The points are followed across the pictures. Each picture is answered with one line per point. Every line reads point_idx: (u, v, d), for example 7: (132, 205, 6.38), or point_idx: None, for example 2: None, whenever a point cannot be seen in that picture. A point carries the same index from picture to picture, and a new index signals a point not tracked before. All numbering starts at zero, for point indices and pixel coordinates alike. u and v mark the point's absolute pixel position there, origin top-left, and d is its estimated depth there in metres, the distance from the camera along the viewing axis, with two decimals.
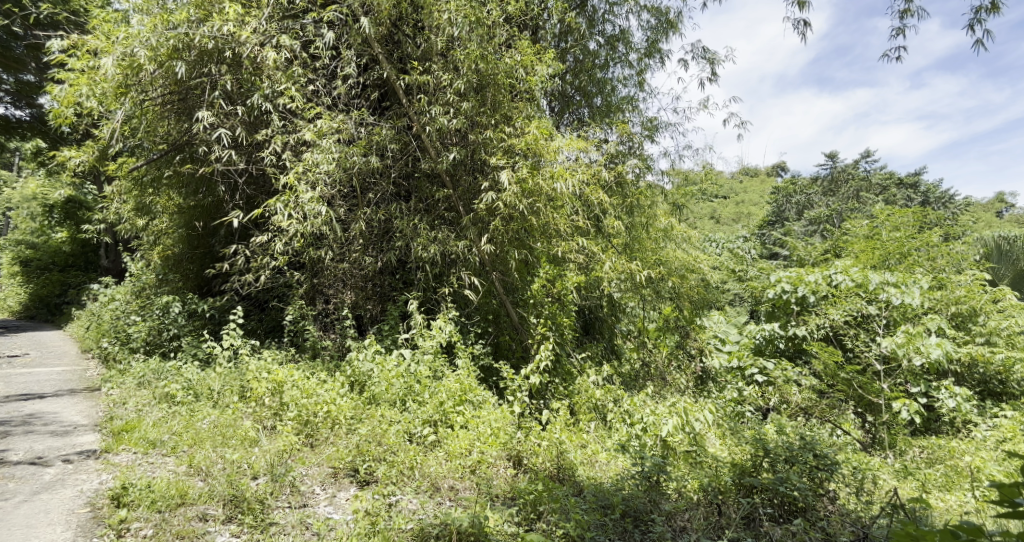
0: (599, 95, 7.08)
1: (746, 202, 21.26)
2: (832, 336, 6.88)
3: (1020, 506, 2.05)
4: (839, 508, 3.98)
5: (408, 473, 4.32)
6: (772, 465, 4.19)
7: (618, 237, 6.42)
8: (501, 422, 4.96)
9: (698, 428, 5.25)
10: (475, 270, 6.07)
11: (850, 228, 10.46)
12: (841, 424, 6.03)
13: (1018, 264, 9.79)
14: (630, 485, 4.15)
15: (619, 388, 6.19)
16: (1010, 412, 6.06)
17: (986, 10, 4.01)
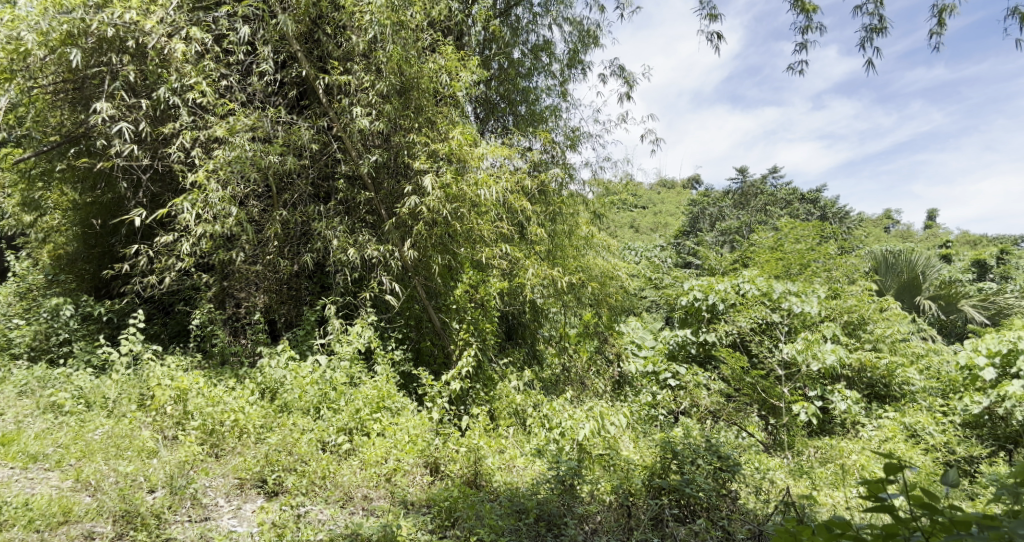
0: (523, 103, 7.15)
1: (663, 213, 21.99)
2: (739, 342, 7.20)
3: (886, 501, 2.13)
4: (739, 506, 4.13)
5: (319, 483, 4.20)
6: (679, 467, 4.32)
7: (540, 244, 6.49)
8: (419, 429, 4.91)
9: (614, 431, 5.37)
10: (396, 275, 5.99)
11: (757, 239, 11.00)
12: (746, 426, 6.29)
13: (902, 277, 10.48)
14: (545, 489, 4.19)
15: (539, 393, 6.25)
16: (893, 413, 6.51)
17: (876, 30, 4.30)
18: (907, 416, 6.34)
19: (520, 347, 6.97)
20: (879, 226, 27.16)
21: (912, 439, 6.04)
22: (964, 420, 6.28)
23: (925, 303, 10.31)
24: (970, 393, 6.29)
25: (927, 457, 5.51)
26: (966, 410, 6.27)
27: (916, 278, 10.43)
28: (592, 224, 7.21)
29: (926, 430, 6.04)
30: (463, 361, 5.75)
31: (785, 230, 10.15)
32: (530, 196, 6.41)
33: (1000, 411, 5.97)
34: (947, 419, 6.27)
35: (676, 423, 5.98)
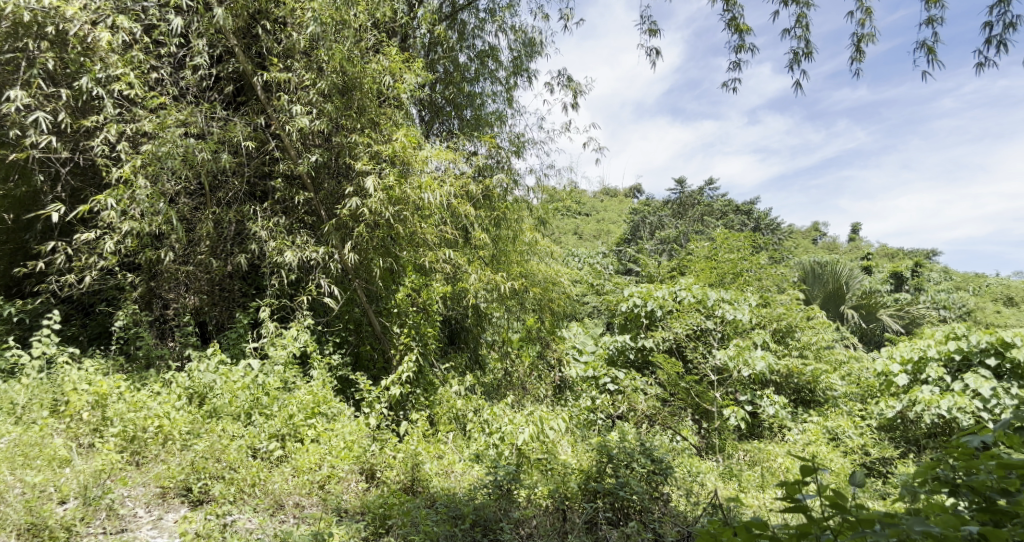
0: (469, 107, 7.14)
1: (606, 221, 22.35)
2: (676, 349, 7.33)
3: (803, 502, 2.16)
4: (670, 509, 4.22)
5: (248, 491, 4.07)
6: (614, 471, 4.38)
7: (483, 249, 6.48)
8: (355, 435, 4.82)
9: (553, 435, 5.40)
10: (335, 278, 5.89)
11: (693, 249, 11.30)
12: (680, 430, 6.50)
13: (828, 287, 10.91)
14: (482, 494, 4.18)
15: (480, 398, 6.25)
16: (816, 417, 6.79)
17: (802, 54, 4.50)
18: (830, 420, 6.62)
19: (463, 351, 7.13)
20: (806, 239, 28.30)
21: (833, 442, 6.31)
22: (880, 424, 6.61)
23: (849, 312, 10.78)
24: (886, 398, 6.63)
25: (846, 459, 5.76)
26: (882, 414, 6.61)
27: (841, 288, 10.88)
28: (536, 231, 7.26)
29: (846, 433, 6.32)
30: (404, 367, 5.70)
31: (719, 240, 10.46)
32: (474, 200, 6.41)
33: (912, 415, 6.31)
34: (865, 422, 6.58)
35: (613, 427, 6.07)
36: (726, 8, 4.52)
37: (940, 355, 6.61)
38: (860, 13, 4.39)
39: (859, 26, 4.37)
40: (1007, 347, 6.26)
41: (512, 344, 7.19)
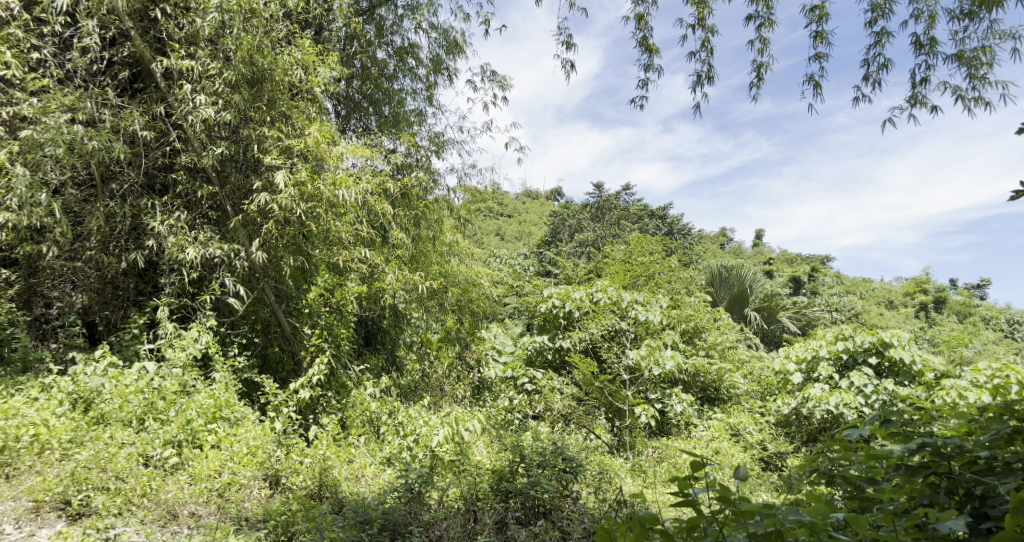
0: (387, 104, 7.00)
1: (526, 222, 22.57)
2: (591, 349, 7.50)
3: (689, 494, 2.18)
4: (579, 506, 4.31)
5: (136, 501, 3.83)
6: (526, 470, 4.43)
7: (402, 249, 6.43)
8: (259, 440, 4.65)
9: (468, 437, 5.41)
10: (242, 276, 5.63)
11: (608, 251, 11.58)
12: (594, 428, 6.55)
13: (734, 290, 11.40)
14: (391, 498, 4.13)
15: (395, 400, 6.23)
16: (720, 414, 7.14)
17: (706, 76, 4.70)
18: (732, 417, 6.96)
19: (379, 353, 7.10)
20: (714, 242, 29.56)
21: (734, 437, 6.62)
22: (777, 420, 7.00)
23: (752, 315, 11.34)
24: (784, 396, 7.02)
25: (745, 454, 6.07)
26: (778, 411, 6.99)
27: (745, 291, 11.41)
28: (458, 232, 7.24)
29: (746, 429, 6.65)
30: (314, 369, 5.53)
31: (633, 244, 10.75)
32: (392, 198, 6.31)
33: (804, 411, 6.69)
34: (763, 418, 6.96)
35: (529, 427, 6.10)
36: (637, 27, 4.66)
37: (830, 354, 7.08)
38: (759, 42, 4.64)
39: (758, 54, 4.62)
40: (886, 346, 6.79)
41: (432, 346, 7.08)
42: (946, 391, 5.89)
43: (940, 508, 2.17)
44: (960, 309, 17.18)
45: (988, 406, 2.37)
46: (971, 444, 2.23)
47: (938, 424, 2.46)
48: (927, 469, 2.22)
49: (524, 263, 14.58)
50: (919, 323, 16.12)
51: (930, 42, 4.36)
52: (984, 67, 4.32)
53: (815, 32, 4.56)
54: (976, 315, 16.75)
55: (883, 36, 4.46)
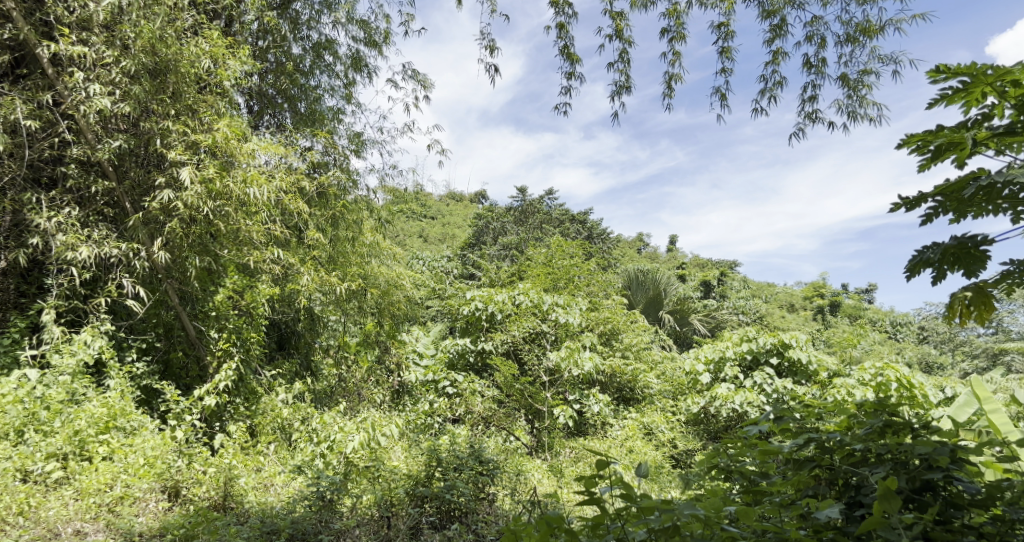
0: (303, 101, 6.78)
1: (448, 224, 22.43)
2: (512, 351, 7.67)
3: (594, 492, 2.19)
4: (495, 509, 4.34)
5: (12, 520, 3.55)
6: (442, 474, 4.42)
7: (318, 249, 6.32)
8: (158, 450, 4.42)
9: (384, 442, 5.36)
10: (141, 278, 5.33)
11: (530, 254, 11.72)
12: (513, 431, 6.65)
13: (649, 293, 11.76)
14: (301, 507, 4.01)
15: (309, 406, 6.10)
16: (635, 414, 7.36)
17: (622, 86, 4.85)
18: (646, 416, 7.19)
19: (293, 357, 6.91)
20: (631, 246, 30.39)
21: (648, 436, 6.85)
22: (687, 418, 7.27)
23: (666, 317, 11.70)
24: (693, 395, 7.30)
25: (657, 452, 6.26)
26: (689, 410, 7.27)
27: (660, 295, 11.77)
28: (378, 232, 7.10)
29: (659, 428, 6.88)
30: (221, 375, 5.28)
31: (554, 247, 10.92)
32: (307, 197, 6.15)
33: (712, 409, 6.99)
34: (674, 418, 7.22)
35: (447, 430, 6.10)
36: (558, 35, 4.75)
37: (736, 355, 7.43)
38: (669, 55, 4.85)
39: (669, 65, 4.83)
40: (786, 347, 7.28)
41: (350, 350, 7.03)
42: (837, 389, 6.31)
43: (821, 499, 2.35)
44: (852, 312, 18.46)
45: (865, 402, 2.55)
46: (849, 437, 2.40)
47: (823, 422, 2.63)
48: (812, 462, 2.40)
49: (446, 266, 14.50)
50: (816, 325, 17.17)
51: (821, 63, 4.67)
52: (865, 89, 4.68)
53: (720, 47, 4.80)
54: (865, 317, 18.05)
55: (779, 54, 4.75)
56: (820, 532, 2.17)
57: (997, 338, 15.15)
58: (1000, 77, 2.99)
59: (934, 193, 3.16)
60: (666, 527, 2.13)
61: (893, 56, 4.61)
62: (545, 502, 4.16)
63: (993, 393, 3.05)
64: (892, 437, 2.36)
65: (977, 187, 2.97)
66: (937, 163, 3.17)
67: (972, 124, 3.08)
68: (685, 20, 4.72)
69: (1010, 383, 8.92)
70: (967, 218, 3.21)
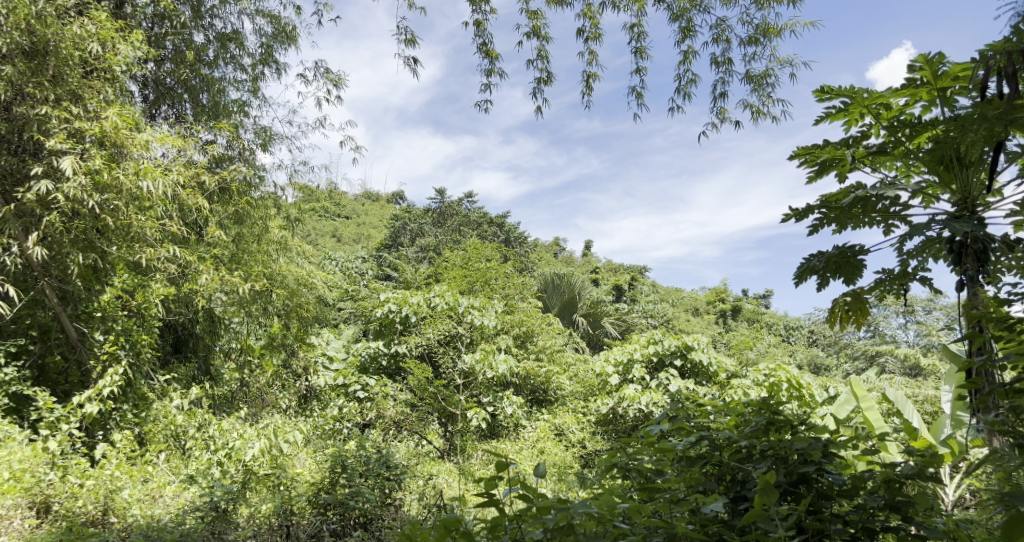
0: (205, 91, 6.43)
1: (363, 223, 21.96)
2: (427, 354, 7.58)
3: (495, 495, 2.13)
4: (401, 514, 4.33)
5: None
6: (347, 480, 4.30)
7: (219, 247, 6.01)
8: (27, 463, 4.03)
9: (287, 448, 5.18)
10: (13, 275, 4.92)
11: (447, 256, 11.67)
12: (425, 434, 6.61)
13: (564, 296, 12.00)
14: (192, 519, 3.80)
15: (206, 412, 5.84)
16: (547, 415, 7.46)
17: (542, 82, 4.92)
18: (557, 417, 7.29)
19: (190, 360, 6.51)
20: (546, 250, 30.75)
21: (558, 437, 6.95)
22: (596, 419, 7.43)
23: (579, 320, 11.95)
24: (602, 396, 7.47)
25: (567, 453, 6.37)
26: (598, 410, 7.43)
27: (574, 298, 12.01)
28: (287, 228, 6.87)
29: (569, 428, 6.99)
30: (106, 380, 4.93)
31: (471, 250, 10.91)
32: (207, 192, 5.88)
33: (620, 410, 7.18)
34: (584, 418, 7.35)
35: (356, 434, 5.99)
36: (475, 33, 4.76)
37: (643, 357, 7.68)
38: (586, 53, 4.96)
39: (587, 64, 4.92)
40: (689, 349, 7.62)
41: (254, 354, 6.89)
42: (734, 389, 6.64)
43: (709, 494, 2.47)
44: (751, 316, 19.47)
45: (752, 400, 2.69)
46: (736, 435, 2.53)
47: (712, 417, 2.78)
48: (703, 460, 2.51)
49: (360, 268, 14.23)
50: (718, 328, 18.01)
51: (729, 61, 4.90)
52: (768, 86, 4.95)
53: (633, 47, 4.95)
54: (762, 321, 19.08)
55: (688, 54, 4.94)
56: (706, 526, 2.28)
57: (875, 341, 16.44)
58: (874, 100, 3.24)
59: (819, 204, 3.40)
60: (561, 526, 2.13)
61: (792, 59, 4.87)
62: (451, 507, 4.15)
63: (869, 391, 3.29)
64: (774, 434, 2.52)
65: (854, 199, 3.22)
66: (821, 176, 3.42)
67: (851, 142, 3.33)
68: (600, 20, 4.84)
69: (885, 382, 9.71)
70: (849, 228, 3.45)
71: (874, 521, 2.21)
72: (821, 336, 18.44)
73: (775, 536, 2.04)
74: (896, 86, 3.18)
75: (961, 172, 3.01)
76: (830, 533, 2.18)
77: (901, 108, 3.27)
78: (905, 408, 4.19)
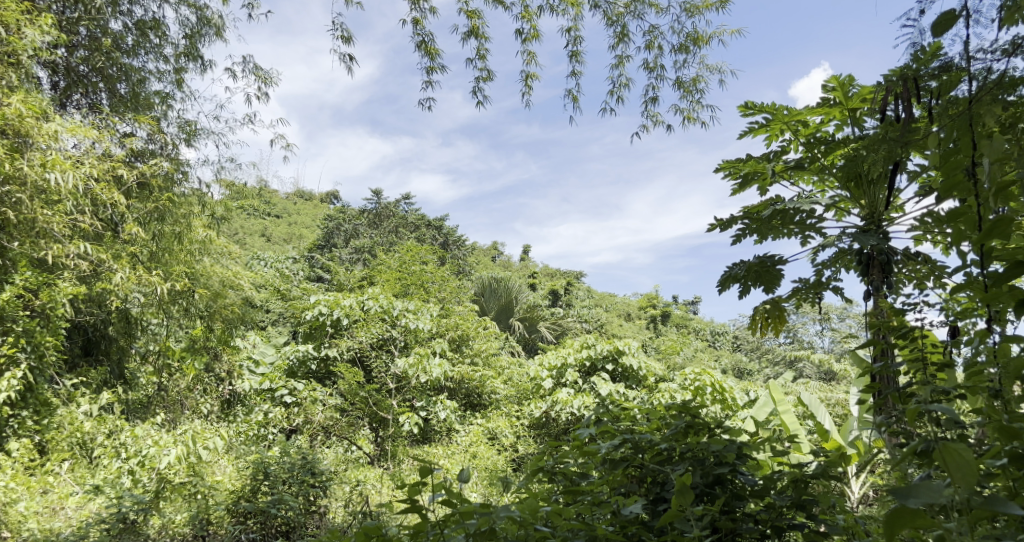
0: (123, 81, 6.13)
1: (295, 222, 21.42)
2: (358, 358, 7.47)
3: (418, 501, 2.06)
4: (325, 522, 4.29)
5: None
6: (270, 488, 4.17)
7: (137, 245, 5.67)
8: None
9: (206, 455, 4.98)
10: None
11: (383, 258, 11.53)
12: (355, 439, 6.47)
13: (501, 300, 12.04)
14: (96, 532, 3.58)
15: (117, 418, 5.53)
16: (480, 419, 7.45)
17: (483, 80, 4.94)
18: (490, 421, 7.28)
19: (102, 364, 6.16)
20: (483, 253, 30.74)
21: (491, 441, 6.95)
22: (529, 422, 7.47)
23: (515, 324, 11.99)
24: (536, 400, 7.51)
25: (499, 457, 6.38)
26: (531, 414, 7.48)
27: (511, 302, 12.06)
28: (211, 227, 6.61)
29: (502, 433, 7.00)
30: (2, 385, 4.59)
31: (407, 252, 10.81)
32: (124, 187, 5.57)
33: (553, 413, 7.25)
34: (518, 422, 7.38)
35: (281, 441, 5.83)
36: (414, 31, 4.72)
37: (576, 362, 7.82)
38: (525, 55, 5.01)
39: (526, 65, 4.97)
40: (620, 353, 7.80)
41: (173, 357, 6.57)
42: (662, 392, 6.81)
43: (630, 496, 2.51)
44: (679, 322, 20.13)
45: (673, 404, 2.77)
46: (658, 437, 2.59)
47: (636, 422, 2.85)
48: (625, 462, 2.56)
49: (291, 269, 13.88)
50: (649, 333, 18.44)
51: (661, 66, 5.05)
52: (698, 93, 5.12)
53: (570, 51, 5.03)
54: (690, 328, 19.70)
55: (622, 59, 5.06)
56: (626, 527, 2.33)
57: (794, 347, 17.20)
58: (793, 117, 3.40)
59: (742, 215, 3.54)
60: (482, 530, 2.09)
61: (719, 66, 5.07)
62: (381, 514, 4.08)
63: (785, 395, 3.43)
64: (692, 437, 2.59)
65: (774, 211, 3.37)
66: (743, 189, 3.58)
67: (771, 156, 3.48)
68: (538, 24, 4.89)
69: (802, 386, 10.18)
70: (770, 239, 3.60)
71: (782, 520, 2.29)
72: (744, 341, 19.18)
73: (690, 536, 2.09)
74: (812, 105, 3.35)
75: (869, 189, 3.20)
76: (741, 532, 2.26)
77: (818, 126, 3.44)
78: (818, 410, 4.41)
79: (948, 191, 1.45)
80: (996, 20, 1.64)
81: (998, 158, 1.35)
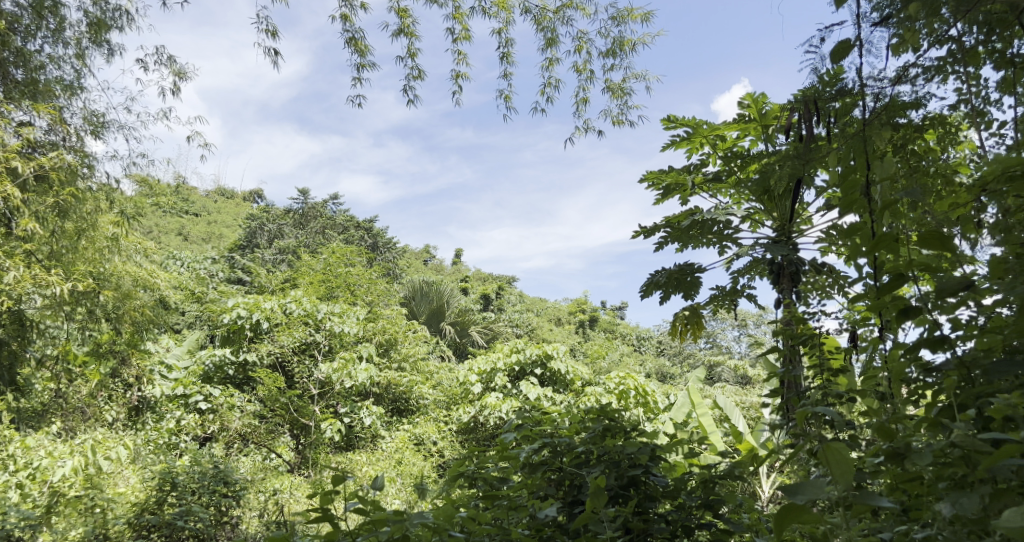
0: (20, 66, 5.71)
1: (216, 221, 20.61)
2: (279, 363, 7.25)
3: (330, 510, 2.00)
4: (237, 534, 4.17)
5: None
6: (177, 498, 3.97)
7: (33, 243, 5.29)
8: None
9: (107, 465, 4.68)
10: None
11: (310, 260, 11.24)
12: (275, 448, 6.38)
13: (432, 304, 11.93)
14: None
15: (5, 428, 5.13)
16: (406, 425, 7.36)
17: (414, 77, 4.91)
18: (417, 427, 7.21)
19: None
20: (412, 256, 30.41)
21: (417, 446, 6.88)
22: (458, 428, 7.44)
23: (446, 328, 11.91)
24: (464, 405, 7.49)
25: (426, 463, 6.34)
26: (459, 419, 7.44)
27: (442, 306, 11.97)
28: (121, 224, 6.15)
29: (429, 438, 6.96)
30: None
31: (335, 254, 10.56)
32: (20, 179, 5.16)
33: (481, 418, 7.25)
34: (446, 427, 7.34)
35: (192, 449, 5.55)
36: (343, 27, 4.63)
37: (505, 366, 7.86)
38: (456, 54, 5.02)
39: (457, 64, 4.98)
40: (549, 358, 7.88)
41: (76, 362, 6.14)
42: (588, 396, 6.90)
43: (547, 499, 2.55)
44: (606, 327, 20.50)
45: (591, 408, 2.82)
46: (576, 441, 2.63)
47: (558, 425, 2.89)
48: (544, 466, 2.60)
49: (211, 269, 13.33)
50: (576, 338, 18.71)
51: (589, 71, 5.16)
52: (625, 99, 5.25)
53: (500, 53, 5.07)
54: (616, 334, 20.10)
55: (551, 61, 5.14)
56: (541, 530, 2.35)
57: (713, 352, 17.81)
58: (712, 131, 3.54)
59: (664, 224, 3.65)
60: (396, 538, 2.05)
61: (644, 72, 5.21)
62: (302, 525, 3.94)
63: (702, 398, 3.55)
64: (609, 440, 2.64)
65: (692, 222, 3.49)
66: (665, 199, 3.70)
67: (692, 169, 3.61)
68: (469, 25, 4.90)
69: (720, 391, 10.57)
70: (689, 248, 3.72)
71: (691, 519, 2.36)
72: (667, 346, 19.73)
73: (603, 538, 2.12)
74: (729, 120, 3.50)
75: (779, 202, 3.36)
76: (652, 533, 2.31)
77: (735, 140, 3.59)
78: (732, 413, 4.58)
79: (845, 208, 1.55)
80: (888, 49, 1.75)
81: (886, 178, 1.46)
